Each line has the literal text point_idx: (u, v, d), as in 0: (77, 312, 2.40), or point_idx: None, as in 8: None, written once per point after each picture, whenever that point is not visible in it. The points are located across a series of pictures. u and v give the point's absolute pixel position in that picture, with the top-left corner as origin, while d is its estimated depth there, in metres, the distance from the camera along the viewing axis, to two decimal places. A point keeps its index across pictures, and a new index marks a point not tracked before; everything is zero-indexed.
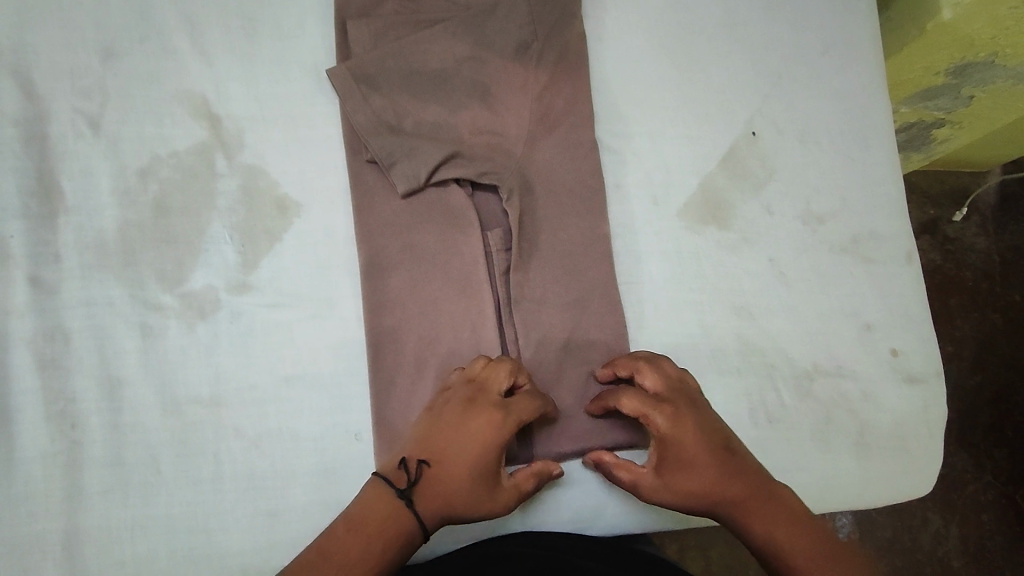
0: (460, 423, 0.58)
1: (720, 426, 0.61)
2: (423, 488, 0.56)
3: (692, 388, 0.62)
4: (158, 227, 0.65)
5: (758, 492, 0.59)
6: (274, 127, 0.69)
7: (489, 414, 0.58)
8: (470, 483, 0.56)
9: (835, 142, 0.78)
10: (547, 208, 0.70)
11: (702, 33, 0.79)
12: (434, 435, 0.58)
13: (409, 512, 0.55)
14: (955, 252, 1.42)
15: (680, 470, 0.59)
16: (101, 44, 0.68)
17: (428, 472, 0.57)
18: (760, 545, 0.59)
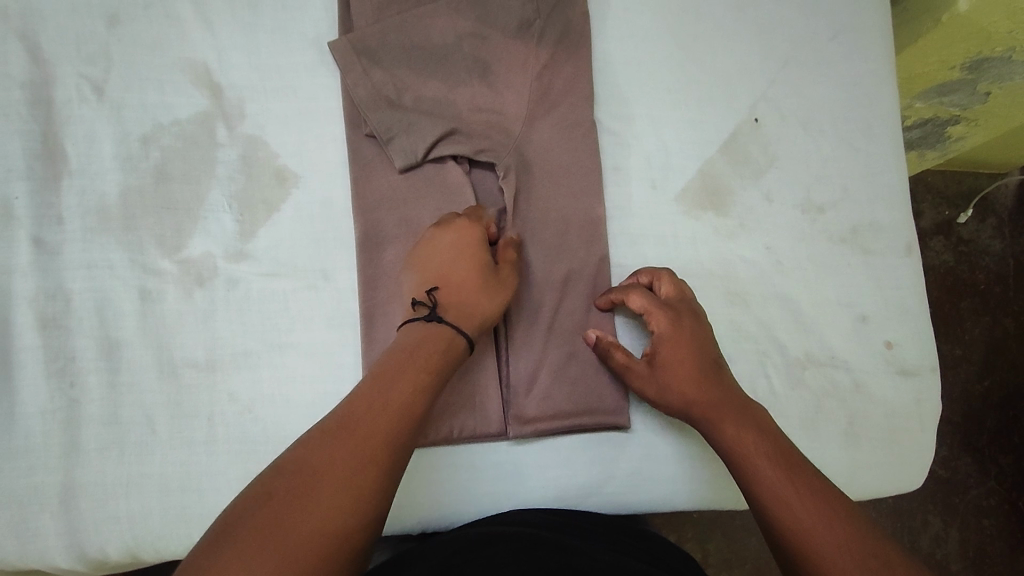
0: (446, 252, 0.64)
1: (714, 343, 0.65)
2: (444, 305, 0.62)
3: (693, 302, 0.66)
4: (160, 194, 0.66)
5: (735, 401, 0.61)
6: (275, 98, 0.70)
7: (465, 248, 0.64)
8: (481, 276, 0.63)
9: (839, 130, 0.77)
10: (543, 188, 0.70)
11: (710, 15, 0.78)
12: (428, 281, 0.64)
13: (441, 323, 0.60)
14: (969, 253, 1.40)
15: (667, 359, 0.63)
16: (106, 11, 0.69)
17: (443, 297, 0.62)
18: (724, 448, 0.59)
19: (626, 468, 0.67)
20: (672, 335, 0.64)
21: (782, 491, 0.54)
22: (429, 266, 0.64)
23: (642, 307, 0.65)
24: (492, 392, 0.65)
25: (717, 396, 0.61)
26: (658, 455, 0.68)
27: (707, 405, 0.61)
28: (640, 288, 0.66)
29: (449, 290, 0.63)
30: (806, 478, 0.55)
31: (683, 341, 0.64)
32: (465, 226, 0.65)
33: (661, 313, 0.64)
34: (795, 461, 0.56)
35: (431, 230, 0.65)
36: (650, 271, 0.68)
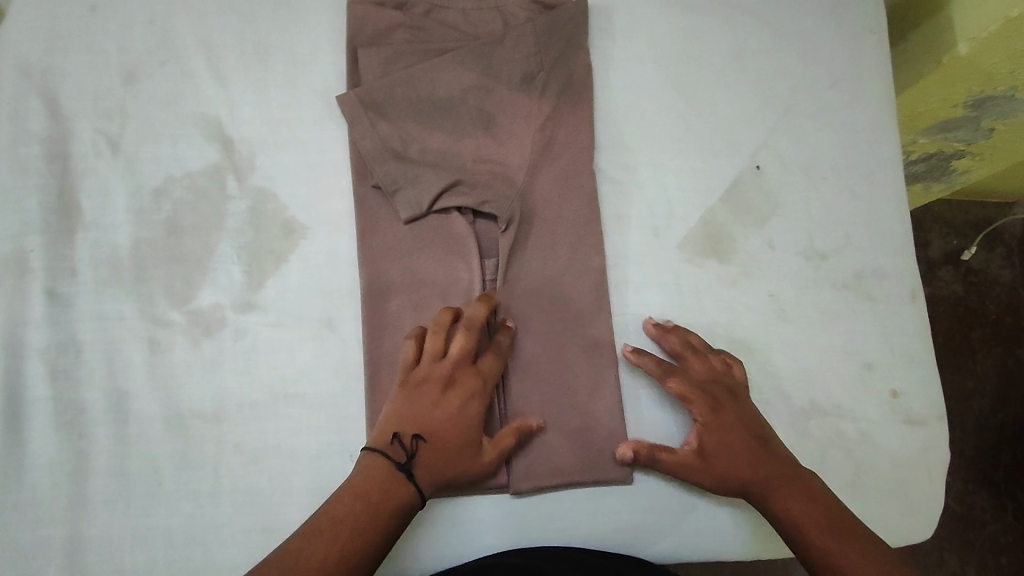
0: (447, 395, 0.62)
1: (750, 414, 0.66)
2: (421, 464, 0.60)
3: (726, 375, 0.67)
4: (171, 245, 0.68)
5: (786, 476, 0.63)
6: (285, 150, 0.71)
7: (464, 406, 0.62)
8: (464, 457, 0.61)
9: (840, 177, 0.77)
10: (543, 239, 0.71)
11: (711, 64, 0.79)
12: (417, 418, 0.61)
13: (410, 484, 0.59)
14: (979, 283, 1.39)
15: (716, 446, 0.64)
16: (123, 67, 0.71)
17: (424, 450, 0.60)
18: (783, 523, 0.63)
19: (631, 515, 0.67)
20: (714, 422, 0.65)
21: (844, 563, 0.59)
22: (424, 401, 0.61)
23: (682, 393, 0.65)
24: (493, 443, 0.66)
25: (768, 474, 0.63)
26: (659, 501, 0.67)
27: (763, 484, 0.63)
28: (678, 373, 0.66)
29: (433, 441, 0.60)
30: (861, 546, 0.60)
31: (726, 426, 0.65)
32: (472, 380, 0.63)
33: (701, 399, 0.65)
34: (848, 525, 0.62)
35: (436, 357, 0.63)
36: (678, 340, 0.68)
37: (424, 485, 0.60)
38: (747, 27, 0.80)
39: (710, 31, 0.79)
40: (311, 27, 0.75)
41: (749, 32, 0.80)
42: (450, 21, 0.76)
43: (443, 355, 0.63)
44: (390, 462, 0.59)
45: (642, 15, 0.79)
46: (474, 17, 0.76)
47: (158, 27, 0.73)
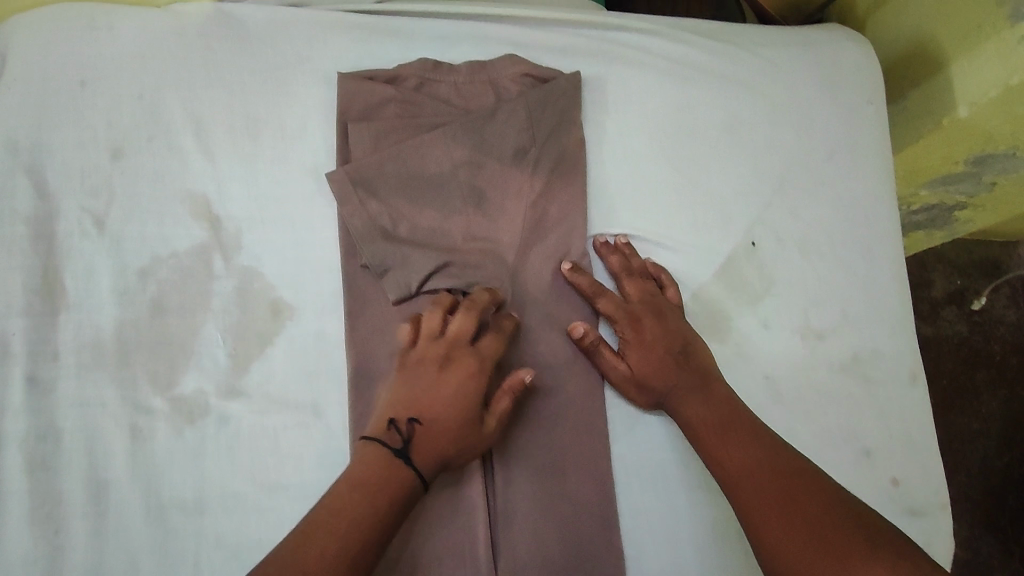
0: (444, 369, 0.61)
1: (681, 329, 0.70)
2: (417, 447, 0.58)
3: (659, 297, 0.71)
4: (156, 329, 0.67)
5: (697, 384, 0.67)
6: (272, 229, 0.70)
7: (462, 391, 0.61)
8: (463, 433, 0.60)
9: (838, 253, 0.76)
10: (534, 320, 0.70)
11: (705, 136, 0.78)
12: (414, 402, 0.60)
13: (408, 468, 0.57)
14: (984, 323, 1.37)
15: (642, 361, 0.68)
16: (111, 144, 0.71)
17: (420, 432, 0.59)
18: (687, 425, 0.66)
19: None
20: (635, 336, 0.69)
21: (743, 497, 0.58)
22: (421, 382, 0.61)
23: (609, 312, 0.70)
24: (480, 539, 0.63)
25: (677, 383, 0.67)
26: None
27: (666, 380, 0.67)
28: (607, 290, 0.71)
29: (433, 421, 0.59)
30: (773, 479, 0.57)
31: (648, 347, 0.69)
32: (468, 359, 0.62)
33: (626, 319, 0.70)
34: (782, 470, 0.58)
35: (431, 334, 0.63)
36: (618, 262, 0.73)
37: (424, 466, 0.58)
38: (740, 100, 0.79)
39: (703, 104, 0.79)
40: (301, 100, 0.74)
41: (743, 105, 0.79)
42: (442, 95, 0.75)
43: (443, 334, 0.64)
44: (385, 450, 0.58)
45: (635, 87, 0.78)
46: (466, 90, 0.76)
47: (146, 101, 0.72)
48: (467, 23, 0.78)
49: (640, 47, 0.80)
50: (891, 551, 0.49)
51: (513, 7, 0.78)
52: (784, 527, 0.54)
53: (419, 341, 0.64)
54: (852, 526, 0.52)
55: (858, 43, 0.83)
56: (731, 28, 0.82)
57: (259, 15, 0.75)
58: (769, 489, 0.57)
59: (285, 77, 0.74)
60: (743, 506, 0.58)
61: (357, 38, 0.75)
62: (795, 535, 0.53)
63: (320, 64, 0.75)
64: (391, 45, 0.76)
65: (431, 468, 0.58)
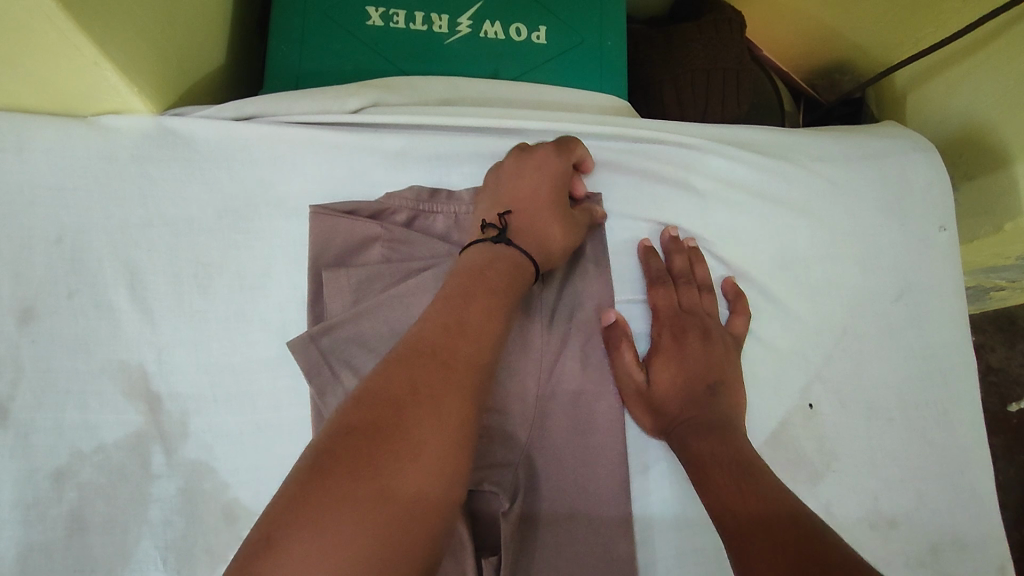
0: (537, 172, 0.61)
1: (724, 364, 0.59)
2: (518, 230, 0.57)
3: (712, 319, 0.61)
4: (74, 550, 0.52)
5: (715, 422, 0.55)
6: (230, 410, 0.56)
7: (555, 182, 0.60)
8: (565, 235, 0.60)
9: (908, 416, 0.65)
10: (556, 519, 0.56)
11: (755, 272, 0.65)
12: (519, 185, 0.60)
13: (517, 252, 0.55)
14: (1000, 385, 1.17)
15: (671, 380, 0.58)
16: (19, 302, 0.56)
17: (516, 221, 0.58)
18: (690, 462, 0.53)
19: None
20: (670, 344, 0.59)
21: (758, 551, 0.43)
22: (518, 181, 0.60)
23: (657, 305, 0.61)
24: None
25: (696, 415, 0.56)
26: None
27: (686, 413, 0.56)
28: (664, 282, 0.62)
29: (535, 214, 0.59)
30: (799, 544, 0.42)
31: (684, 360, 0.59)
32: (554, 160, 0.61)
33: (670, 324, 0.60)
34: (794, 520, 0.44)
35: (546, 154, 0.61)
36: (681, 264, 0.63)
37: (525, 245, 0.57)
38: (796, 229, 0.67)
39: (751, 232, 0.66)
40: (263, 239, 0.60)
41: (797, 235, 0.66)
42: (438, 230, 0.61)
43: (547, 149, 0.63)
44: (485, 241, 0.56)
45: (669, 211, 0.65)
46: (467, 220, 0.61)
47: (67, 245, 0.57)
48: (470, 137, 0.64)
49: (676, 161, 0.67)
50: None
51: (516, 119, 0.66)
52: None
53: (506, 158, 0.62)
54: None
55: (928, 152, 0.71)
56: (772, 137, 0.70)
57: (212, 131, 0.61)
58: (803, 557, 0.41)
59: (245, 210, 0.60)
60: (745, 560, 0.43)
61: (337, 158, 0.62)
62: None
63: (289, 192, 0.61)
64: (378, 166, 0.62)
65: (535, 251, 0.57)
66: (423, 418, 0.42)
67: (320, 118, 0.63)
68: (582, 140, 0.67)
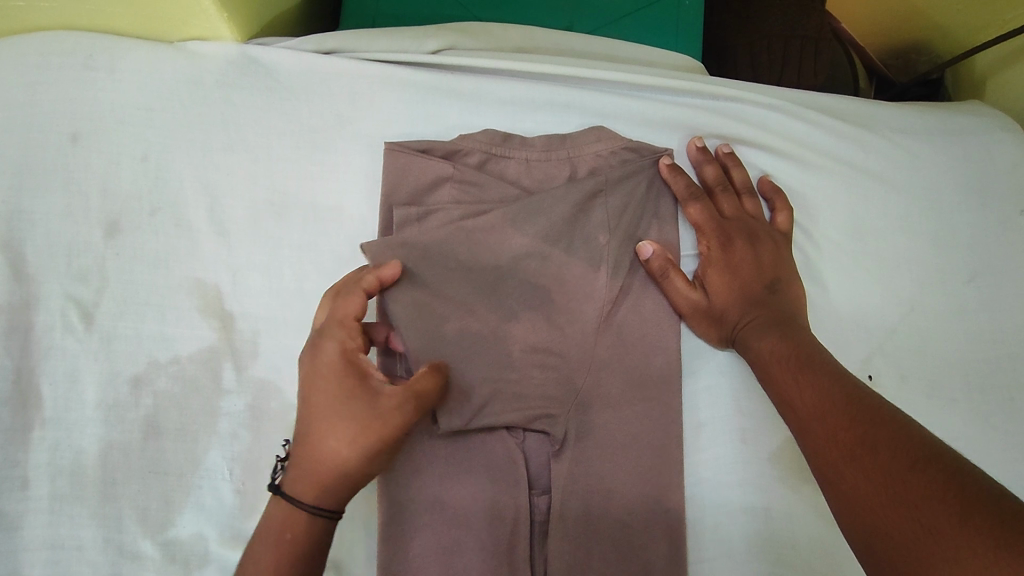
0: (308, 375, 0.50)
1: (774, 261, 0.61)
2: (294, 462, 0.48)
3: (756, 221, 0.62)
4: (146, 453, 0.54)
5: (778, 321, 0.57)
6: (298, 335, 0.58)
7: (329, 390, 0.49)
8: (347, 433, 0.47)
9: (973, 399, 0.63)
10: (606, 464, 0.57)
11: (823, 241, 0.64)
12: (307, 418, 0.49)
13: (302, 497, 0.47)
14: None
15: (721, 288, 0.60)
16: (107, 216, 0.58)
17: (298, 448, 0.49)
18: (756, 361, 0.56)
19: None
20: (719, 255, 0.61)
21: (817, 434, 0.48)
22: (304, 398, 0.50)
23: (696, 221, 0.62)
24: None
25: (754, 315, 0.58)
26: None
27: (744, 317, 0.58)
28: (700, 196, 0.62)
29: (316, 441, 0.48)
30: (852, 424, 0.46)
31: (734, 268, 0.60)
32: (331, 373, 0.49)
33: (716, 234, 0.62)
34: (881, 437, 0.44)
35: (338, 327, 0.52)
36: (713, 174, 0.63)
37: (293, 489, 0.47)
38: (868, 200, 0.65)
39: (821, 201, 0.65)
40: (337, 172, 0.61)
41: (870, 207, 0.65)
42: (508, 174, 0.62)
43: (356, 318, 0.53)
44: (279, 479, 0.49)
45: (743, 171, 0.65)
46: (538, 168, 0.62)
47: (152, 164, 0.59)
48: (546, 85, 0.64)
49: (753, 122, 0.66)
50: (979, 522, 0.35)
51: (593, 70, 0.66)
52: (853, 467, 0.44)
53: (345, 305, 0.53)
54: (929, 474, 0.40)
55: (1014, 133, 0.69)
56: (852, 105, 0.69)
57: (294, 63, 0.62)
58: (855, 437, 0.45)
59: (321, 142, 0.61)
60: (808, 443, 0.49)
61: (413, 97, 0.62)
62: (869, 478, 0.43)
63: (365, 127, 0.62)
64: (453, 108, 0.63)
65: (315, 488, 0.47)
66: (301, 486, 0.47)
67: (397, 57, 0.63)
68: (658, 95, 0.67)
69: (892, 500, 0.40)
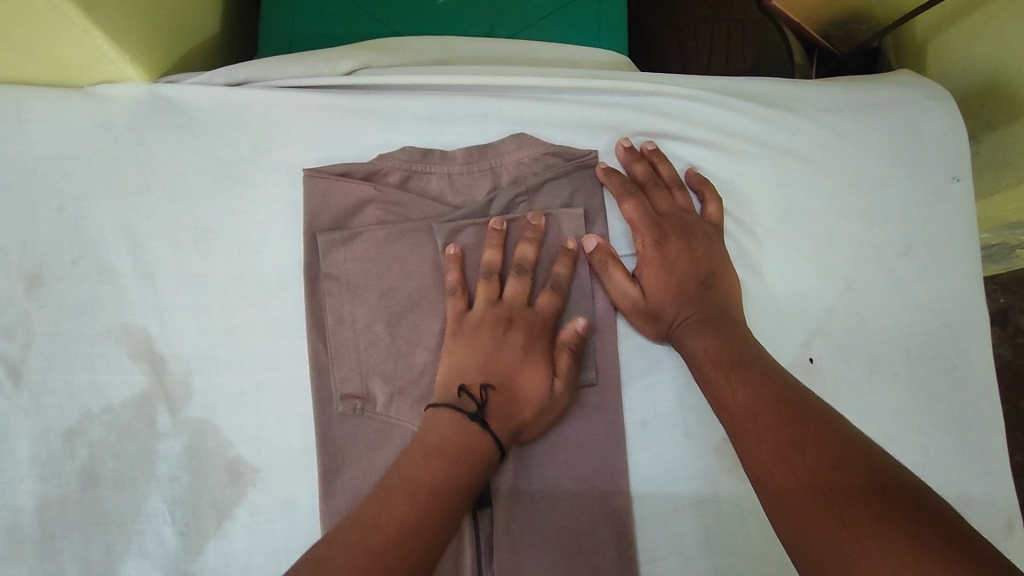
0: (502, 345, 0.56)
1: (709, 255, 0.60)
2: (494, 411, 0.53)
3: (689, 215, 0.62)
4: (85, 505, 0.54)
5: (715, 318, 0.56)
6: (231, 371, 0.57)
7: (543, 375, 0.56)
8: (541, 410, 0.55)
9: (913, 372, 0.63)
10: (549, 473, 0.56)
11: (755, 227, 0.64)
12: (529, 397, 0.55)
13: (487, 435, 0.51)
14: None
15: (657, 284, 0.59)
16: (26, 270, 0.57)
17: (496, 397, 0.54)
18: (690, 358, 0.55)
19: None
20: (655, 252, 0.60)
21: (754, 433, 0.47)
22: (481, 349, 0.55)
23: (631, 219, 0.62)
24: None
25: (689, 312, 0.57)
26: None
27: (679, 314, 0.58)
28: (633, 194, 0.62)
29: (518, 410, 0.54)
30: (790, 428, 0.45)
31: (669, 264, 0.59)
32: (544, 359, 0.56)
33: (651, 231, 0.61)
34: (816, 442, 0.43)
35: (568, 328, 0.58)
36: (643, 171, 0.63)
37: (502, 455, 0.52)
38: (798, 182, 0.65)
39: (751, 187, 0.65)
40: (258, 204, 0.60)
41: (800, 189, 0.65)
42: (431, 190, 0.61)
43: (530, 305, 0.58)
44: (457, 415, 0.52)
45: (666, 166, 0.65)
46: (460, 181, 0.61)
47: (69, 213, 0.59)
48: (464, 96, 0.64)
49: (676, 116, 0.66)
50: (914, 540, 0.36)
51: (511, 77, 0.65)
52: (790, 470, 0.43)
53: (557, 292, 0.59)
54: (860, 486, 0.40)
55: (941, 101, 0.69)
56: (775, 89, 0.69)
57: (205, 97, 0.61)
58: (793, 442, 0.44)
59: (239, 175, 0.61)
60: (740, 443, 0.48)
61: (328, 121, 0.62)
62: (805, 483, 0.42)
63: (282, 155, 0.61)
64: (370, 128, 0.62)
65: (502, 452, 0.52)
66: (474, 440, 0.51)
67: (310, 82, 0.63)
68: (579, 96, 0.66)
69: (823, 508, 0.40)
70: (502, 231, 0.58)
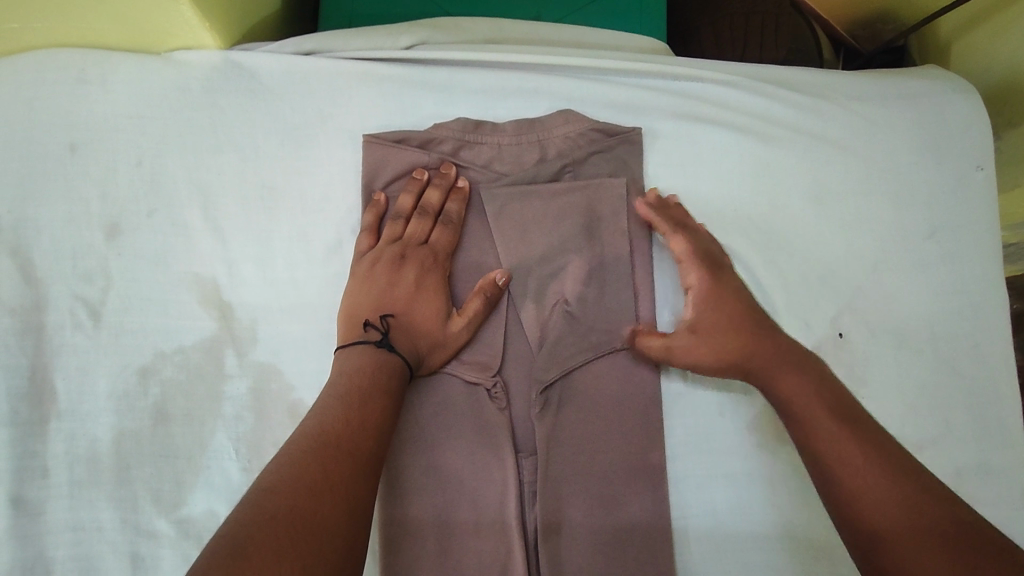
0: (397, 279, 0.60)
1: (712, 288, 0.60)
2: (397, 336, 0.57)
3: (699, 247, 0.62)
4: (157, 437, 0.58)
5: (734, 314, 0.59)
6: (294, 321, 0.61)
7: (437, 305, 0.60)
8: (439, 333, 0.59)
9: (935, 349, 0.67)
10: (589, 425, 0.60)
11: (787, 207, 0.68)
12: (413, 322, 0.59)
13: (394, 356, 0.55)
14: None
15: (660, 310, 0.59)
16: (106, 219, 0.61)
17: (395, 324, 0.58)
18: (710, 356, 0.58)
19: None
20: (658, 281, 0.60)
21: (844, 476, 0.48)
22: (378, 286, 0.60)
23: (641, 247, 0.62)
24: None
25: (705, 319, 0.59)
26: None
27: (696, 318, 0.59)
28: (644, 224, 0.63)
29: (416, 332, 0.58)
30: (866, 462, 0.47)
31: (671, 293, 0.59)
32: (437, 284, 0.61)
33: (656, 262, 0.61)
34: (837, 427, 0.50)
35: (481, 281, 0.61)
36: (656, 204, 0.63)
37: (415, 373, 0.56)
38: (829, 165, 0.69)
39: (786, 168, 0.68)
40: (322, 167, 0.64)
41: (832, 172, 0.69)
42: (483, 159, 0.65)
43: (426, 242, 0.63)
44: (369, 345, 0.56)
45: (705, 146, 0.68)
46: (509, 150, 0.65)
47: (146, 169, 0.63)
48: (515, 73, 0.68)
49: (714, 100, 0.70)
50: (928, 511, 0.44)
51: (560, 56, 0.69)
52: (883, 507, 0.45)
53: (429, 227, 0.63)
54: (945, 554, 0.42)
55: (969, 94, 0.72)
56: (810, 77, 0.72)
57: (274, 65, 0.65)
58: (874, 493, 0.46)
59: (304, 139, 0.65)
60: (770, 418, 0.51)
61: (389, 91, 0.66)
62: (893, 513, 0.44)
63: (346, 122, 0.65)
64: (427, 99, 0.66)
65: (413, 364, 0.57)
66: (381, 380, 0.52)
67: (372, 54, 0.67)
68: (623, 77, 0.70)
69: (918, 570, 0.41)
70: (422, 179, 0.64)
